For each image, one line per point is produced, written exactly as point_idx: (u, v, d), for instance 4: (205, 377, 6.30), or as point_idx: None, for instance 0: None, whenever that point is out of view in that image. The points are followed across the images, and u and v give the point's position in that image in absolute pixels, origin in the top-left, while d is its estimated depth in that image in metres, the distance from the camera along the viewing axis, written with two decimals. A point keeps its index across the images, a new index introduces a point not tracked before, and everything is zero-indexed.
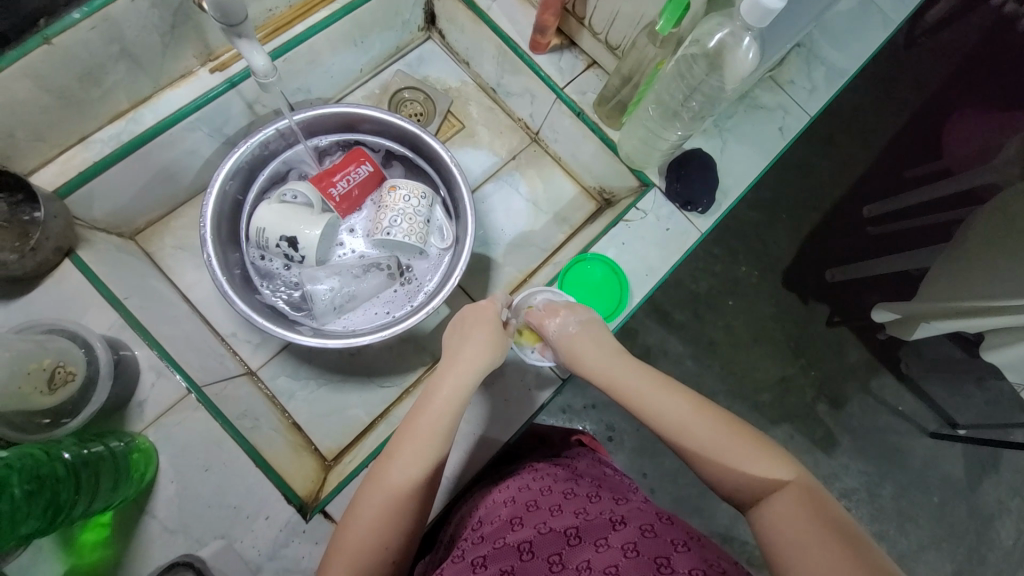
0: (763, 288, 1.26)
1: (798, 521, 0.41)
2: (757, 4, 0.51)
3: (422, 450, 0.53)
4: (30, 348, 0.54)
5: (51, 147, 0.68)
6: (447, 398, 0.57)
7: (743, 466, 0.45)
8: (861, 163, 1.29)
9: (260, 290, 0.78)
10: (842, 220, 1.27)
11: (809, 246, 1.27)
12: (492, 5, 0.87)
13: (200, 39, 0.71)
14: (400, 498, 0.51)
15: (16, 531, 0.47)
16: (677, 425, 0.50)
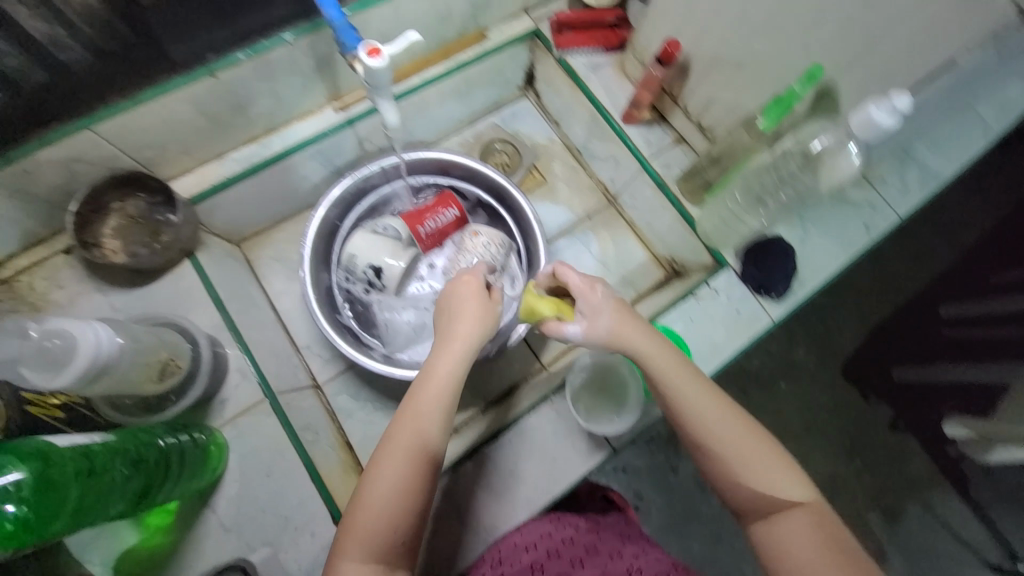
0: (822, 376, 1.19)
1: (807, 535, 0.52)
2: (867, 120, 0.52)
3: (432, 423, 0.53)
4: (152, 340, 0.58)
5: (193, 161, 0.77)
6: (449, 369, 0.55)
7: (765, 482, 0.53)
8: (945, 259, 1.22)
9: (340, 310, 0.84)
10: (917, 317, 1.20)
11: (873, 337, 1.20)
12: (591, 75, 0.91)
13: (332, 82, 0.80)
14: (418, 470, 0.52)
15: (112, 509, 0.50)
16: (721, 434, 0.54)
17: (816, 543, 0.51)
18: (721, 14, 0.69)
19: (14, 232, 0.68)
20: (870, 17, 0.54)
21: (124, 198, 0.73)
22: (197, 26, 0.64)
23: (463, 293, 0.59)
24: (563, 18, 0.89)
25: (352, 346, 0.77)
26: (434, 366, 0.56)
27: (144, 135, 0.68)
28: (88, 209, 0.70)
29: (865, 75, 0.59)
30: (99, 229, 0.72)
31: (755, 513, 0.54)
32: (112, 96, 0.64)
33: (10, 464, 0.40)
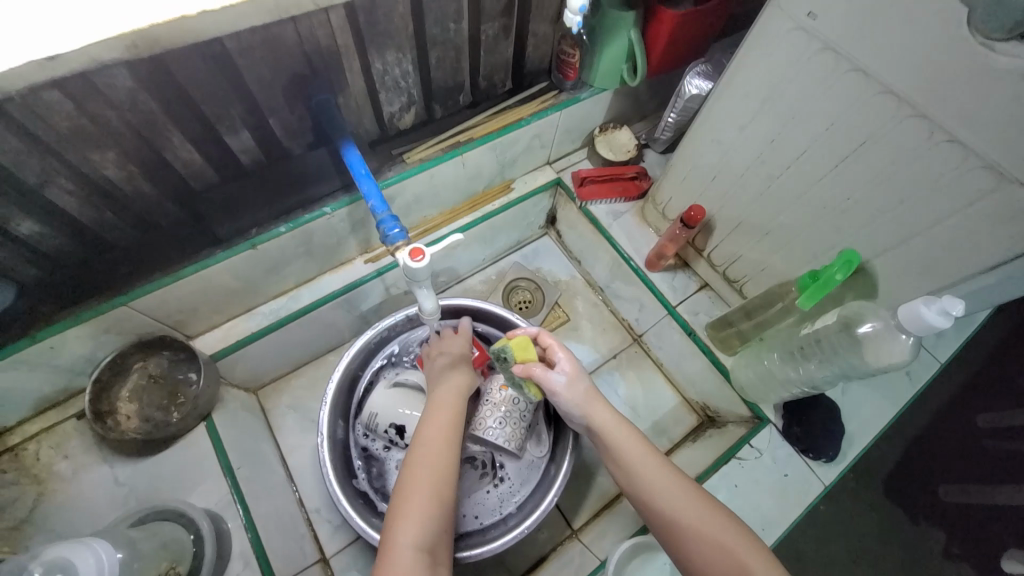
0: (866, 506, 1.11)
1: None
2: (918, 315, 0.51)
3: (447, 438, 0.60)
4: (155, 547, 0.54)
5: (221, 318, 0.77)
6: (451, 399, 0.65)
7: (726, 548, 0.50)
8: (960, 372, 1.23)
9: (355, 470, 0.78)
10: (953, 434, 1.17)
11: (907, 460, 1.15)
12: (612, 223, 0.94)
13: (365, 238, 0.83)
14: (443, 476, 0.56)
15: None
16: (669, 493, 0.55)
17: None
18: (746, 187, 0.71)
19: (29, 401, 0.66)
20: (908, 212, 0.55)
21: (147, 357, 0.71)
22: (247, 208, 0.69)
23: (449, 354, 0.73)
24: (584, 173, 0.95)
25: (367, 524, 0.71)
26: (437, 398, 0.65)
27: (176, 303, 0.68)
28: (108, 374, 0.68)
29: (906, 262, 0.58)
30: (115, 394, 0.69)
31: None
32: (155, 269, 0.66)
33: None
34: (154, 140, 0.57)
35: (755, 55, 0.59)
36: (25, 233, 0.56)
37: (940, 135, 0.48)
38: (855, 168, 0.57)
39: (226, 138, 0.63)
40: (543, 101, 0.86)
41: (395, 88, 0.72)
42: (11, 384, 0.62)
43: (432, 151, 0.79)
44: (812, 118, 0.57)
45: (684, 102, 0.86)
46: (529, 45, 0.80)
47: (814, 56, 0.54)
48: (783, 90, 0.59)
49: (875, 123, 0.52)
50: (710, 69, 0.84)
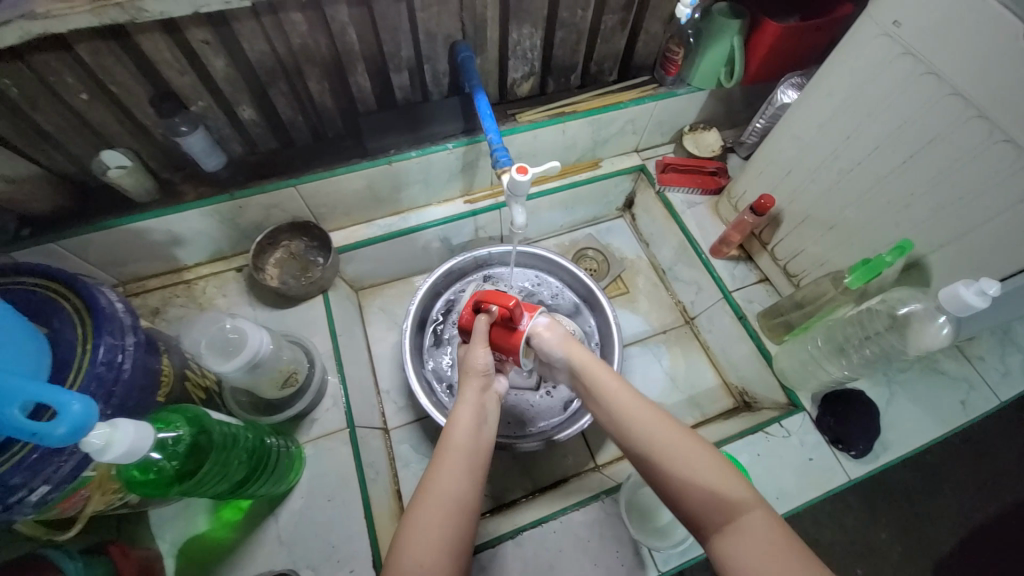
0: (895, 545, 1.10)
1: (766, 537, 0.43)
2: (957, 296, 0.56)
3: (461, 467, 0.53)
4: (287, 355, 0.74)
5: (349, 221, 0.96)
6: (475, 415, 0.58)
7: (709, 488, 0.48)
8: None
9: (425, 365, 0.94)
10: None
11: (970, 539, 1.09)
12: (686, 210, 1.03)
13: (470, 180, 0.99)
14: (455, 514, 0.50)
15: (228, 478, 0.58)
16: (650, 440, 0.52)
17: (781, 546, 0.43)
18: (817, 182, 0.78)
19: (210, 248, 0.88)
20: (966, 209, 0.60)
21: (292, 238, 0.92)
22: (392, 129, 0.86)
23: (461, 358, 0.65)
24: (668, 161, 1.05)
25: (429, 403, 0.85)
26: (459, 414, 0.58)
27: (324, 197, 0.88)
28: (266, 241, 0.89)
29: (961, 258, 0.63)
30: (267, 258, 0.90)
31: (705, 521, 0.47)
32: (318, 167, 0.85)
33: (177, 423, 0.52)
34: (345, 66, 0.76)
35: (844, 58, 0.67)
36: (244, 117, 0.77)
37: (1001, 136, 0.54)
38: (922, 164, 0.63)
39: (391, 74, 0.81)
40: (643, 91, 0.97)
41: (522, 58, 0.87)
42: (205, 229, 0.84)
43: (541, 115, 0.93)
44: (887, 116, 0.64)
45: (774, 110, 0.94)
46: (641, 39, 0.92)
47: (895, 59, 0.61)
48: (864, 90, 0.66)
49: (942, 123, 0.59)
50: (803, 82, 0.91)
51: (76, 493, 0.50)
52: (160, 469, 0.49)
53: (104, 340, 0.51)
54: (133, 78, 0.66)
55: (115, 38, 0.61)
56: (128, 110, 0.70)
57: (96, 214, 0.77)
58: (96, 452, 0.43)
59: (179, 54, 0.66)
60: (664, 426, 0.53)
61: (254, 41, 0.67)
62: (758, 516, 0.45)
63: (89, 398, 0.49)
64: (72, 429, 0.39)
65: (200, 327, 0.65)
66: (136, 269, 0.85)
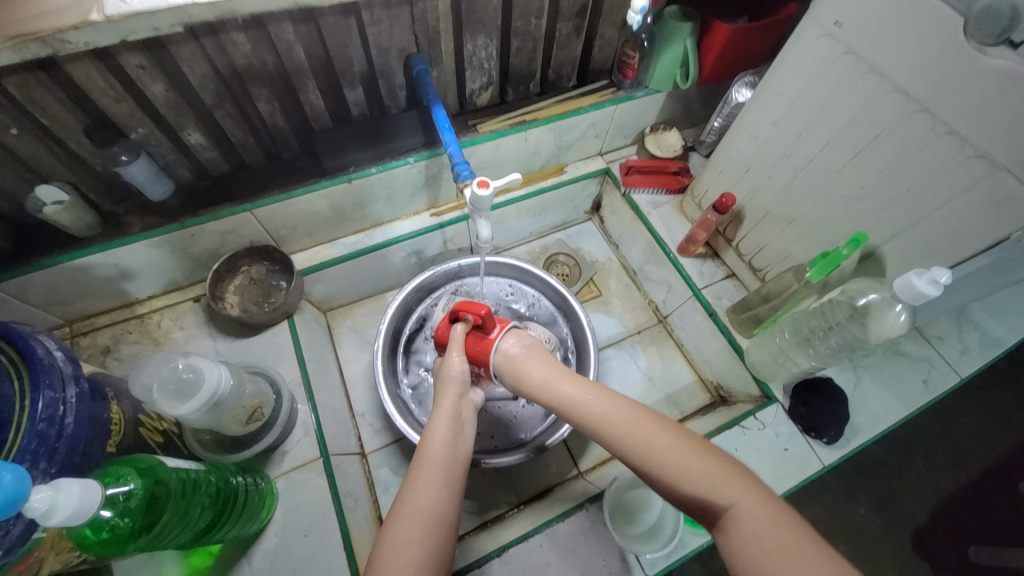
0: (873, 523, 1.13)
1: (764, 525, 0.43)
2: (911, 285, 0.58)
3: (438, 479, 0.51)
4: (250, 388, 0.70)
5: (311, 242, 0.93)
6: (451, 424, 0.56)
7: (701, 480, 0.46)
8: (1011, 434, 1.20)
9: (400, 384, 0.92)
10: (990, 492, 1.15)
11: (943, 512, 1.14)
12: (652, 211, 1.04)
13: (434, 193, 0.97)
14: (436, 529, 0.49)
15: (191, 525, 0.55)
16: (637, 437, 0.49)
17: (779, 533, 0.42)
18: (774, 179, 0.79)
19: (164, 279, 0.84)
20: (916, 199, 0.62)
21: (252, 263, 0.89)
22: (350, 147, 0.83)
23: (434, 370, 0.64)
24: (632, 163, 1.05)
25: (406, 424, 0.83)
26: (434, 425, 0.56)
27: (283, 219, 0.85)
28: (223, 269, 0.85)
29: (912, 246, 0.66)
30: (225, 285, 0.87)
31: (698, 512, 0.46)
32: (274, 188, 0.82)
33: (128, 477, 0.48)
34: (294, 83, 0.73)
35: (791, 58, 0.69)
36: (190, 142, 0.74)
37: (942, 128, 0.56)
38: (870, 159, 0.65)
39: (344, 90, 0.78)
40: (602, 95, 0.97)
41: (479, 68, 0.86)
42: (156, 261, 0.80)
43: (501, 124, 0.92)
44: (835, 113, 0.66)
45: (730, 108, 0.96)
46: (596, 45, 0.92)
47: (838, 58, 0.63)
48: (812, 89, 0.68)
49: (887, 118, 0.61)
50: (756, 80, 0.93)
51: (30, 555, 0.46)
52: (113, 528, 0.46)
53: (43, 394, 0.47)
54: (64, 108, 0.62)
55: (41, 69, 0.57)
56: (61, 141, 0.66)
57: (33, 252, 0.72)
58: (39, 518, 0.40)
59: (113, 80, 0.62)
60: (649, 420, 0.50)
61: (195, 63, 0.64)
62: (751, 501, 0.44)
63: (29, 458, 0.45)
64: (8, 502, 0.36)
65: (148, 370, 0.60)
66: (83, 307, 0.80)
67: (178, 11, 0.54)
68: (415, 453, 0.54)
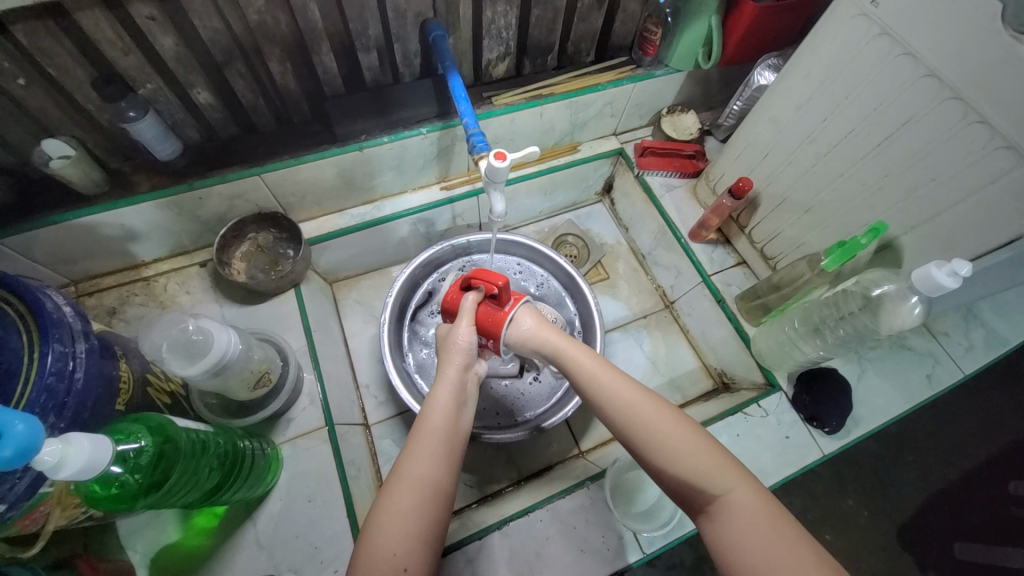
0: (863, 515, 1.15)
1: (751, 515, 0.44)
2: (930, 276, 0.58)
3: (437, 451, 0.51)
4: (257, 354, 0.70)
5: (319, 211, 0.92)
6: (453, 397, 0.56)
7: (693, 467, 0.46)
8: (1004, 433, 1.21)
9: (406, 357, 0.92)
10: (980, 489, 1.17)
11: (931, 505, 1.15)
12: (665, 195, 1.03)
13: (446, 166, 0.96)
14: (433, 500, 0.49)
15: (198, 485, 0.55)
16: (636, 422, 0.49)
17: (767, 525, 0.43)
18: (794, 165, 0.78)
19: (171, 242, 0.83)
20: (938, 191, 0.61)
21: (259, 230, 0.87)
22: (362, 114, 0.81)
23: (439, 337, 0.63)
24: (647, 144, 1.03)
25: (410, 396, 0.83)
26: (437, 395, 0.56)
27: (291, 186, 0.83)
28: (230, 234, 0.84)
29: (931, 237, 0.65)
30: (232, 252, 0.85)
31: (689, 497, 0.47)
32: (283, 154, 0.80)
33: (139, 434, 0.48)
34: (307, 44, 0.71)
35: (822, 39, 0.67)
36: (199, 101, 0.72)
37: (974, 117, 0.55)
38: (895, 146, 0.63)
39: (358, 55, 0.76)
40: (621, 72, 0.95)
41: (497, 38, 0.83)
42: (163, 223, 0.79)
43: (517, 98, 0.90)
44: (864, 98, 0.65)
45: (751, 92, 0.93)
46: (618, 18, 0.90)
47: (872, 40, 0.61)
48: (841, 72, 0.66)
49: (917, 105, 0.59)
50: (780, 63, 0.91)
51: (36, 509, 0.46)
52: (123, 484, 0.46)
53: (53, 347, 0.47)
54: (72, 59, 0.60)
55: (49, 16, 0.56)
56: (69, 94, 0.64)
57: (38, 207, 0.71)
58: (49, 471, 0.40)
59: (122, 31, 0.60)
60: (649, 403, 0.50)
61: (206, 18, 0.62)
62: (742, 490, 0.45)
63: (39, 411, 0.45)
64: (21, 450, 0.36)
65: (157, 330, 0.60)
66: (89, 267, 0.79)
67: None
68: (416, 421, 0.54)
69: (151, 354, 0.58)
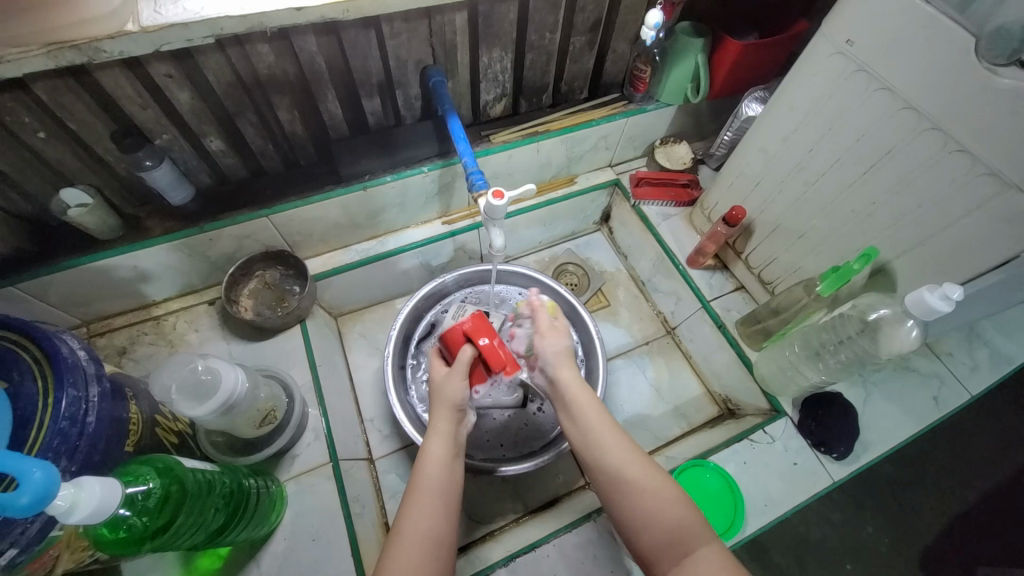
0: (879, 542, 1.12)
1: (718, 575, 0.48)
2: (923, 300, 0.59)
3: (437, 502, 0.54)
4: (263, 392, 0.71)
5: (325, 247, 0.95)
6: (447, 449, 0.58)
7: (673, 522, 0.52)
8: (1018, 452, 1.19)
9: (410, 389, 0.92)
10: (999, 512, 1.13)
11: (949, 531, 1.12)
12: (661, 223, 1.05)
13: (447, 201, 0.99)
14: (436, 545, 0.52)
15: (205, 525, 0.55)
16: (629, 479, 0.55)
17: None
18: (785, 192, 0.80)
19: (181, 282, 0.86)
20: (926, 216, 0.63)
21: (266, 268, 0.90)
22: (366, 155, 0.85)
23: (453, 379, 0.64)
24: (642, 175, 1.06)
25: (414, 429, 0.83)
26: (429, 450, 0.58)
27: (298, 225, 0.86)
28: (238, 273, 0.87)
29: (923, 261, 0.66)
30: (239, 290, 0.88)
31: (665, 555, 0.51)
32: (291, 194, 0.83)
33: (147, 476, 0.49)
34: (314, 92, 0.75)
35: (802, 75, 0.70)
36: (211, 148, 0.76)
37: (952, 146, 0.57)
38: (881, 174, 0.65)
39: (362, 100, 0.80)
40: (614, 108, 0.99)
41: (494, 80, 0.87)
42: (173, 264, 0.81)
43: (514, 135, 0.93)
44: (846, 130, 0.67)
45: (740, 122, 0.96)
46: (608, 58, 0.94)
47: (850, 76, 0.64)
48: (824, 105, 0.69)
49: (898, 136, 0.62)
50: (766, 95, 0.94)
51: (45, 554, 0.47)
52: (130, 527, 0.46)
53: (67, 392, 0.49)
54: (91, 113, 0.64)
55: (73, 76, 0.60)
56: (88, 146, 0.68)
57: (55, 252, 0.73)
58: (60, 515, 0.40)
59: (141, 88, 0.64)
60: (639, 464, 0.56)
61: (220, 73, 0.66)
62: (714, 550, 0.50)
63: (51, 455, 0.46)
64: (37, 497, 0.37)
65: (168, 370, 0.61)
66: (100, 308, 0.82)
67: (208, 23, 0.56)
68: (411, 476, 0.56)
69: (159, 397, 0.59)
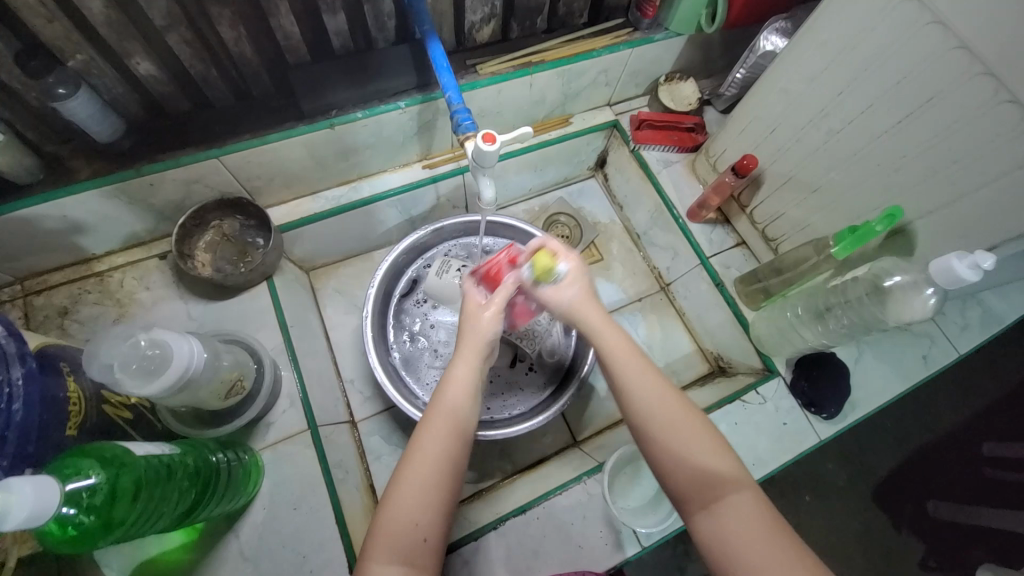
0: (843, 483, 1.17)
1: (747, 522, 0.47)
2: (950, 268, 0.54)
3: (453, 429, 0.52)
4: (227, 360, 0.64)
5: (290, 194, 0.84)
6: (469, 374, 0.54)
7: (705, 469, 0.49)
8: (980, 401, 1.24)
9: (391, 349, 0.87)
10: (951, 451, 1.19)
11: (909, 472, 1.18)
12: (662, 170, 0.97)
13: (428, 142, 0.88)
14: (448, 470, 0.51)
15: (169, 510, 0.51)
16: (659, 418, 0.51)
17: (759, 533, 0.46)
18: (803, 142, 0.73)
19: (123, 233, 0.75)
20: (959, 175, 0.58)
21: (223, 217, 0.79)
22: (333, 85, 0.72)
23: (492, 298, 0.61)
24: (643, 116, 0.96)
25: (398, 392, 0.79)
26: (452, 367, 0.54)
27: (257, 168, 0.75)
28: (191, 223, 0.76)
29: (947, 223, 0.62)
30: (194, 242, 0.78)
31: (693, 497, 0.49)
32: (243, 133, 0.72)
33: (90, 469, 0.43)
34: (263, 5, 0.61)
35: (842, 1, 0.60)
36: (140, 72, 0.63)
37: (1004, 96, 0.50)
38: (918, 124, 0.58)
39: (323, 16, 0.67)
40: (617, 36, 0.86)
41: None
42: (112, 213, 0.70)
43: (504, 66, 0.81)
44: (885, 71, 0.59)
45: (756, 59, 0.86)
46: None
47: (899, 6, 0.55)
48: (863, 40, 0.60)
49: (944, 80, 0.54)
50: (789, 27, 0.83)
51: None
52: (78, 528, 0.41)
53: None
54: None
55: None
56: None
57: None
58: None
59: None
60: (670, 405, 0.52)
61: None
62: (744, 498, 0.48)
63: None
64: None
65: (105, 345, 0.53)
66: (31, 263, 0.71)
67: None
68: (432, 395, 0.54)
69: (100, 380, 0.51)
